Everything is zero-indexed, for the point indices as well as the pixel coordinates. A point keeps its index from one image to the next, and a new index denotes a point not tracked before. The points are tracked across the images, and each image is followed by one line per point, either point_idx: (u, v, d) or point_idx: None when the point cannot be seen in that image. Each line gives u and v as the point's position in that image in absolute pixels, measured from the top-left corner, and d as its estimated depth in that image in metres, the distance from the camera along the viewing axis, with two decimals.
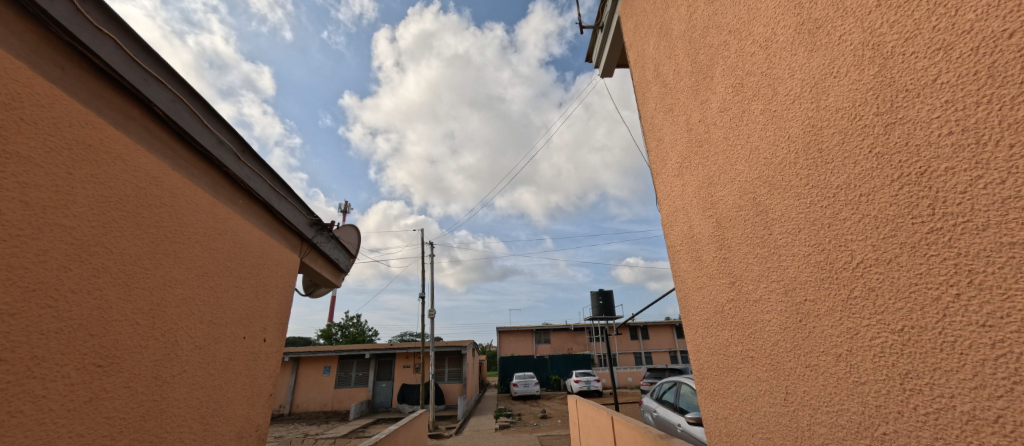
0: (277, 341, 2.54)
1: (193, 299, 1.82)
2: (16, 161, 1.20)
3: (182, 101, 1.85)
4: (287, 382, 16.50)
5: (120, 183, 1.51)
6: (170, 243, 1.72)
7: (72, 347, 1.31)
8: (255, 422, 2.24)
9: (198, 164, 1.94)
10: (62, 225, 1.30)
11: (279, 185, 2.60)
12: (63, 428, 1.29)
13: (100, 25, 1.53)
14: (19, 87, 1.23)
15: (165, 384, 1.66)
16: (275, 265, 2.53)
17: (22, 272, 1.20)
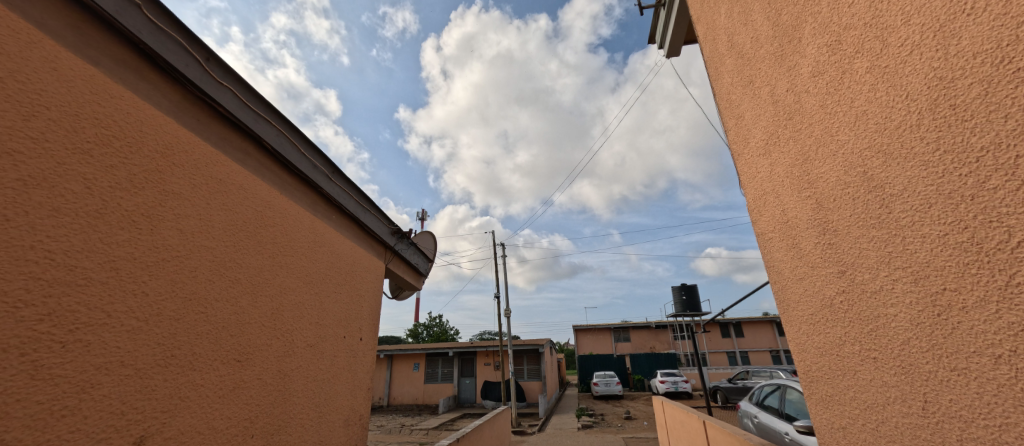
0: (372, 341, 2.75)
1: (303, 304, 2.04)
2: (173, 197, 1.43)
3: (284, 134, 2.06)
4: (382, 377, 17.96)
5: (242, 208, 1.74)
6: (283, 256, 1.94)
7: (218, 344, 1.54)
8: (358, 412, 2.45)
9: (298, 188, 2.16)
10: (206, 246, 1.53)
11: (364, 199, 2.80)
12: (218, 415, 1.51)
13: (221, 80, 1.74)
14: (170, 139, 1.46)
15: (287, 377, 1.88)
16: (365, 272, 2.74)
17: (184, 286, 1.43)
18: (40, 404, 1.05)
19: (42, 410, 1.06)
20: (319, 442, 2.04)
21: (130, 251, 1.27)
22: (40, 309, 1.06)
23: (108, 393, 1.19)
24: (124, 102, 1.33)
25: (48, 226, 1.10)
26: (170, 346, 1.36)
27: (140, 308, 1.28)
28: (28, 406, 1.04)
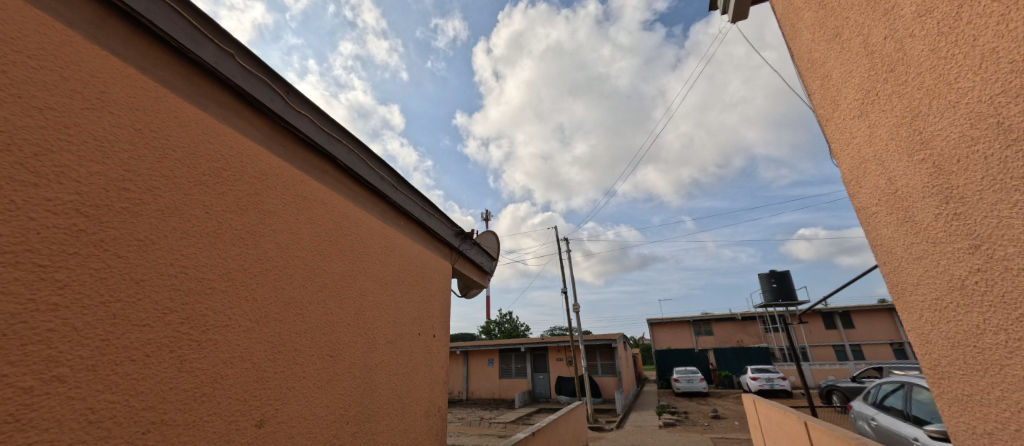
0: (445, 338, 2.89)
1: (381, 305, 2.20)
2: (269, 216, 1.62)
3: (355, 152, 2.22)
4: (458, 372, 18.74)
5: (324, 219, 1.92)
6: (362, 261, 2.12)
7: (314, 341, 1.72)
8: (436, 404, 2.60)
9: (370, 199, 2.32)
10: (298, 256, 1.71)
11: (428, 203, 2.94)
12: (318, 403, 1.69)
13: (301, 109, 1.91)
14: (263, 166, 1.66)
15: (372, 370, 2.05)
16: (434, 273, 2.88)
17: (283, 291, 1.61)
18: (185, 391, 1.24)
19: (187, 396, 1.24)
20: (404, 431, 2.20)
21: (241, 263, 1.46)
22: (181, 314, 1.26)
23: (233, 381, 1.37)
24: (224, 138, 1.52)
25: (181, 245, 1.29)
26: (276, 343, 1.55)
27: (252, 311, 1.47)
28: (176, 391, 1.22)
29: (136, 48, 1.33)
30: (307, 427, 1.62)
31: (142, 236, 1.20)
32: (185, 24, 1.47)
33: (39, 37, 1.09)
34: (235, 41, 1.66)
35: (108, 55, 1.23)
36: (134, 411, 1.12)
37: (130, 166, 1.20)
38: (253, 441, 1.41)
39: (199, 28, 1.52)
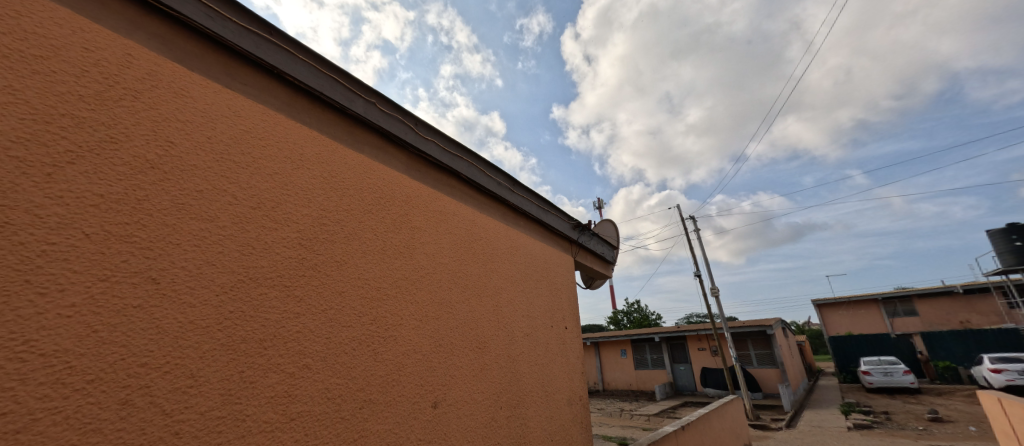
0: (576, 329, 2.97)
1: (515, 299, 2.40)
2: (419, 232, 1.92)
3: (475, 165, 2.44)
4: (592, 364, 18.72)
5: (459, 228, 2.18)
6: (494, 262, 2.34)
7: (465, 334, 1.97)
8: (577, 393, 2.70)
9: (492, 204, 2.54)
10: (443, 262, 1.99)
11: (543, 201, 3.05)
12: (477, 389, 1.93)
13: (428, 135, 2.19)
14: (409, 190, 1.97)
15: (517, 362, 2.24)
16: (558, 268, 2.98)
17: (437, 294, 1.89)
18: (380, 376, 1.54)
19: (382, 379, 1.55)
20: (551, 418, 2.35)
21: (404, 273, 1.76)
22: (370, 316, 1.57)
23: (411, 368, 1.66)
24: (378, 172, 1.85)
25: (363, 263, 1.61)
26: (437, 337, 1.82)
27: (417, 311, 1.76)
28: (375, 376, 1.53)
29: (313, 115, 1.69)
30: (470, 409, 1.87)
31: (338, 258, 1.53)
32: (339, 87, 1.81)
33: (260, 121, 1.48)
34: (376, 90, 1.97)
35: (299, 125, 1.60)
36: (352, 391, 1.44)
37: (324, 206, 1.56)
38: (432, 419, 1.68)
39: (350, 88, 1.85)
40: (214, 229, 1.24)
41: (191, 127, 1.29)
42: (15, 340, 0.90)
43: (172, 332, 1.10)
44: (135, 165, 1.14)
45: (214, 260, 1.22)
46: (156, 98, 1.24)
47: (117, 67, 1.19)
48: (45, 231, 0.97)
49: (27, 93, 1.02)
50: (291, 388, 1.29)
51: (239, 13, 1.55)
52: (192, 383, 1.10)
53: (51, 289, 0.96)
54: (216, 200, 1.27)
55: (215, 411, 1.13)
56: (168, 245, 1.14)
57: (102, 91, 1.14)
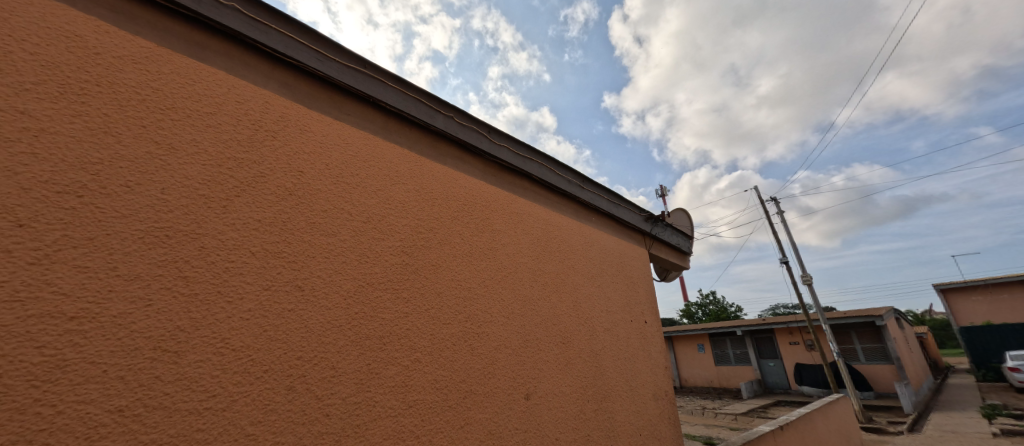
0: (657, 323, 2.90)
1: (593, 296, 2.47)
2: (499, 237, 2.13)
3: (544, 164, 2.56)
4: (672, 360, 17.98)
5: (534, 229, 2.33)
6: (569, 258, 2.44)
7: (550, 331, 2.15)
8: (663, 388, 2.64)
9: (562, 202, 2.64)
10: (522, 261, 2.17)
11: (614, 194, 3.01)
12: (565, 383, 2.09)
13: (499, 141, 2.37)
14: (488, 197, 2.19)
15: (598, 355, 2.33)
16: (633, 261, 2.94)
17: (521, 291, 2.10)
18: (477, 369, 1.79)
19: (479, 372, 1.79)
20: (637, 413, 2.35)
21: (489, 274, 2.00)
22: (462, 316, 1.83)
23: (503, 362, 1.89)
24: (459, 180, 2.10)
25: (456, 270, 1.88)
26: (525, 333, 2.03)
27: (503, 309, 1.99)
28: (474, 369, 1.78)
29: (405, 134, 2.00)
30: (559, 402, 2.02)
31: (434, 262, 1.82)
32: (423, 105, 2.08)
33: (364, 144, 1.81)
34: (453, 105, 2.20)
35: (396, 145, 1.93)
36: (455, 382, 1.70)
37: (418, 216, 1.85)
38: (526, 409, 1.88)
39: (431, 105, 2.10)
40: (338, 242, 1.54)
41: (319, 159, 1.62)
42: (214, 343, 1.18)
43: (318, 330, 1.39)
44: (279, 194, 1.46)
45: (342, 268, 1.52)
46: (292, 137, 1.58)
47: (261, 112, 1.54)
48: (227, 252, 1.28)
49: (205, 144, 1.35)
50: (406, 378, 1.56)
51: (342, 53, 1.85)
52: (334, 373, 1.38)
53: (234, 298, 1.25)
54: (339, 218, 1.59)
55: (352, 397, 1.40)
56: (308, 258, 1.44)
57: (253, 135, 1.47)
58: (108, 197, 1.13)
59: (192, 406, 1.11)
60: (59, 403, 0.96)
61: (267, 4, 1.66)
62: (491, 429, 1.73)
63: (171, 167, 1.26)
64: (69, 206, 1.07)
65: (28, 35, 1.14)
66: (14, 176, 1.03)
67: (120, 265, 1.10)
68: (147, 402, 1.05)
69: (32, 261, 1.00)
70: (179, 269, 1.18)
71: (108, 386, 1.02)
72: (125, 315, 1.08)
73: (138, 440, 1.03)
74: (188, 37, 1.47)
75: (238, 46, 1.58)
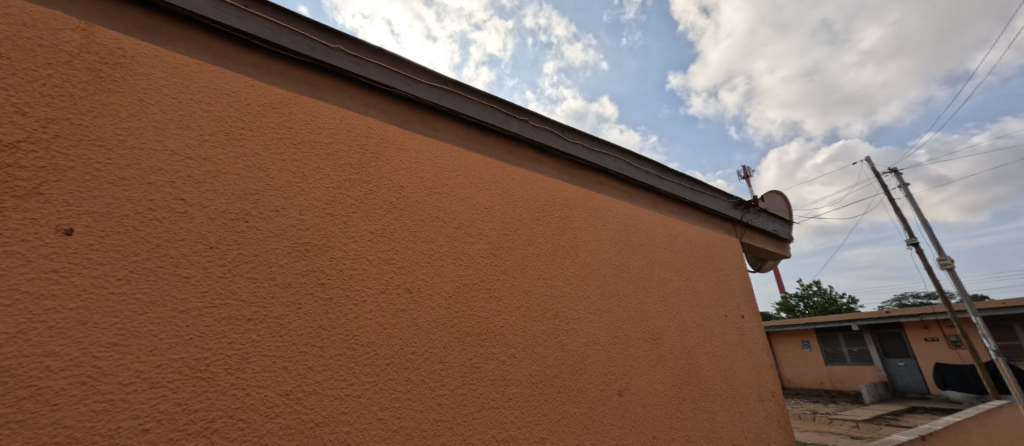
0: (756, 317, 2.69)
1: (683, 291, 2.37)
2: (580, 233, 2.13)
3: (620, 158, 2.52)
4: (774, 357, 16.37)
5: (615, 223, 2.30)
6: (653, 252, 2.36)
7: (638, 327, 2.10)
8: (769, 388, 2.44)
9: (642, 195, 2.58)
10: (605, 257, 2.15)
11: (698, 182, 2.86)
12: (658, 380, 2.03)
13: (574, 139, 2.39)
14: (567, 195, 2.21)
15: (692, 352, 2.23)
16: (725, 252, 2.75)
17: (606, 287, 2.09)
18: (569, 365, 1.82)
19: (572, 368, 1.82)
20: (740, 414, 2.21)
21: (574, 270, 2.02)
22: (552, 312, 1.87)
23: (594, 358, 1.90)
24: (537, 180, 2.15)
25: (543, 266, 1.93)
26: (613, 329, 2.02)
27: (590, 305, 2.00)
28: (566, 364, 1.81)
29: (484, 142, 2.11)
30: (654, 399, 1.97)
31: (521, 262, 1.88)
32: (499, 112, 2.16)
33: (449, 154, 1.94)
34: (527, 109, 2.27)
35: (479, 154, 2.04)
36: (549, 377, 1.75)
37: (503, 219, 1.93)
38: (619, 406, 1.87)
39: (506, 111, 2.18)
40: (435, 248, 1.70)
41: (414, 173, 1.79)
42: (348, 339, 1.42)
43: (425, 327, 1.57)
44: (384, 207, 1.66)
45: (440, 270, 1.68)
46: (391, 156, 1.77)
47: (366, 135, 1.75)
48: (349, 260, 1.51)
49: (325, 170, 1.60)
50: (504, 373, 1.66)
51: (424, 74, 2.01)
52: (443, 367, 1.55)
53: (359, 300, 1.48)
54: (434, 226, 1.74)
55: (459, 388, 1.55)
56: (412, 263, 1.63)
57: (359, 158, 1.69)
58: (263, 220, 1.42)
59: (336, 393, 1.34)
60: (247, 387, 1.23)
61: (364, 42, 1.87)
62: (587, 424, 1.75)
63: (302, 190, 1.52)
64: (240, 229, 1.38)
65: (203, 98, 1.47)
66: (202, 208, 1.34)
67: (277, 275, 1.38)
68: (305, 388, 1.30)
69: (220, 274, 1.30)
70: (317, 277, 1.44)
71: (277, 374, 1.28)
72: (283, 317, 1.35)
73: (302, 418, 1.28)
74: (306, 79, 1.74)
75: (342, 81, 1.82)
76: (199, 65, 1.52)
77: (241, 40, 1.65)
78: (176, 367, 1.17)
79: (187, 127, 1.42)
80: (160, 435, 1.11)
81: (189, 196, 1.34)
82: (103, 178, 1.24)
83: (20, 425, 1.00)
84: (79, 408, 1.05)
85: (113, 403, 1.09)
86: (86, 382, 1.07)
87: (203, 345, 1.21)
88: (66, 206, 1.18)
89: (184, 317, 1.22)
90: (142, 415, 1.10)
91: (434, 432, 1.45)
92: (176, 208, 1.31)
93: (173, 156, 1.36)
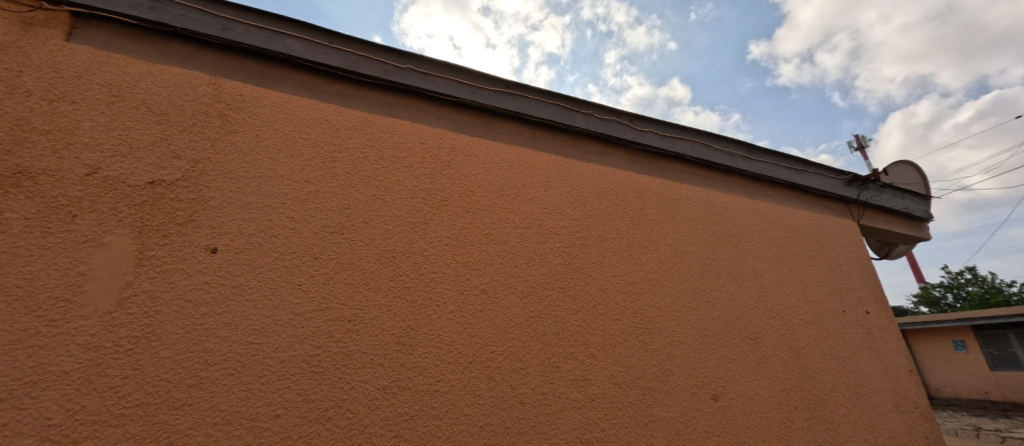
0: (887, 313, 2.29)
1: (786, 284, 2.11)
2: (658, 227, 2.02)
3: (699, 142, 2.34)
4: (922, 361, 13.77)
5: (698, 213, 2.13)
6: (746, 243, 2.15)
7: (732, 325, 1.92)
8: (909, 397, 2.06)
9: (728, 180, 2.37)
10: (688, 250, 2.01)
11: (797, 160, 2.54)
12: (761, 384, 1.83)
13: (645, 127, 2.27)
14: (641, 188, 2.11)
15: (802, 354, 1.97)
16: (837, 238, 2.39)
17: (690, 283, 1.95)
18: (654, 366, 1.73)
19: (657, 369, 1.73)
20: (871, 426, 1.89)
21: (653, 266, 1.92)
22: (632, 310, 1.80)
23: (682, 359, 1.78)
24: (607, 174, 2.08)
25: (618, 262, 1.87)
26: (701, 328, 1.87)
27: (674, 302, 1.88)
28: (650, 365, 1.72)
29: (551, 140, 2.12)
30: (757, 405, 1.78)
31: (596, 259, 1.84)
32: (564, 109, 2.14)
33: (517, 155, 1.97)
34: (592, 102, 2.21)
35: (546, 154, 2.05)
36: (633, 378, 1.68)
37: (574, 216, 1.91)
38: (715, 411, 1.72)
39: (571, 107, 2.16)
40: (507, 249, 1.74)
41: (485, 178, 1.85)
42: (433, 338, 1.51)
43: (503, 327, 1.61)
44: (458, 213, 1.74)
45: (513, 271, 1.71)
46: (462, 164, 1.85)
47: (438, 145, 1.86)
48: (430, 264, 1.62)
49: (405, 182, 1.73)
50: (585, 373, 1.63)
51: (489, 80, 2.07)
52: (523, 365, 1.58)
53: (440, 302, 1.57)
54: (506, 228, 1.78)
55: (540, 387, 1.56)
56: (487, 265, 1.69)
57: (433, 169, 1.80)
58: (355, 231, 1.59)
59: (427, 389, 1.44)
60: (351, 381, 1.38)
61: (431, 59, 1.99)
62: (679, 430, 1.64)
63: (386, 203, 1.67)
64: (337, 240, 1.55)
65: (302, 129, 1.69)
66: (307, 224, 1.54)
67: (369, 280, 1.53)
68: (399, 383, 1.42)
69: (324, 281, 1.48)
70: (403, 281, 1.57)
71: (376, 370, 1.41)
72: (376, 318, 1.48)
73: (398, 411, 1.39)
74: (384, 101, 1.92)
75: (415, 99, 1.97)
76: (298, 100, 1.75)
77: (329, 74, 1.87)
78: (296, 362, 1.35)
79: (291, 155, 1.63)
80: (288, 420, 1.28)
81: (297, 214, 1.55)
82: (234, 204, 1.49)
83: (189, 407, 1.22)
84: (229, 395, 1.26)
85: (252, 392, 1.29)
86: (233, 373, 1.29)
87: (315, 344, 1.39)
88: (211, 229, 1.44)
89: (299, 319, 1.41)
90: (274, 403, 1.29)
91: (518, 430, 1.48)
92: (287, 225, 1.52)
93: (283, 180, 1.58)
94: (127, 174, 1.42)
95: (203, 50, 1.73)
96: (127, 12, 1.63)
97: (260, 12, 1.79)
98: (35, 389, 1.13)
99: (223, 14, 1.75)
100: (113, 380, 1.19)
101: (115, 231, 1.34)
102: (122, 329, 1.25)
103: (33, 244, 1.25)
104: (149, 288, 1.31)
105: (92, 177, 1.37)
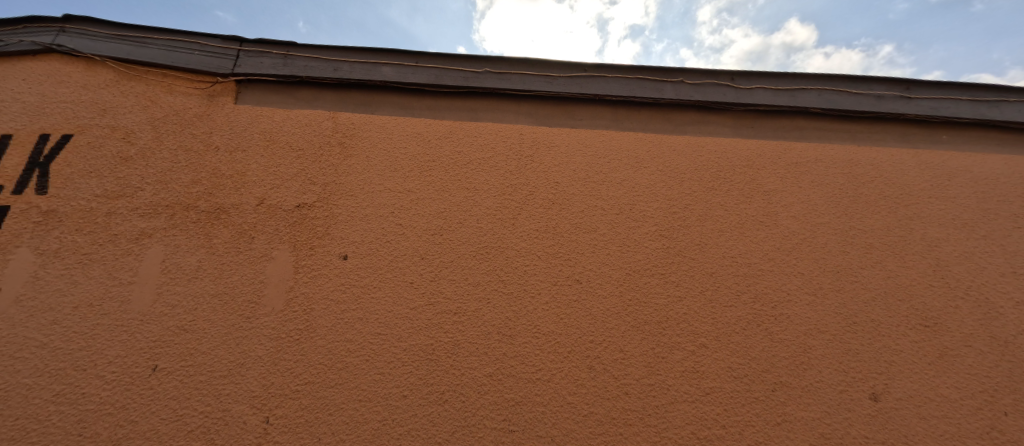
0: None
1: (974, 253, 1.65)
2: (779, 197, 1.76)
3: (828, 90, 1.98)
4: None
5: (832, 177, 1.81)
6: (908, 206, 1.75)
7: (892, 309, 1.56)
8: None
9: (875, 130, 1.96)
10: (821, 222, 1.71)
11: (979, 90, 1.99)
12: (945, 383, 1.44)
13: (755, 84, 1.98)
14: (753, 156, 1.87)
15: (1012, 344, 1.50)
16: None
17: (827, 260, 1.64)
18: (785, 358, 1.49)
19: (791, 362, 1.48)
20: None
21: (773, 244, 1.68)
22: (750, 294, 1.59)
23: (822, 351, 1.49)
24: (707, 145, 1.90)
25: (726, 242, 1.68)
26: (848, 313, 1.55)
27: (806, 284, 1.60)
28: (780, 358, 1.49)
29: (641, 118, 2.00)
30: (942, 409, 1.40)
31: (700, 241, 1.68)
32: (651, 82, 2.01)
33: (602, 139, 1.92)
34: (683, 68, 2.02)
35: (636, 134, 1.94)
36: (759, 372, 1.47)
37: (671, 195, 1.77)
38: (877, 414, 1.39)
39: (658, 78, 2.01)
40: (598, 237, 1.70)
41: (572, 168, 1.84)
42: (531, 329, 1.56)
43: (601, 317, 1.57)
44: (546, 205, 1.77)
45: (606, 259, 1.67)
46: (549, 156, 1.87)
47: (521, 141, 1.91)
48: (521, 258, 1.67)
49: (493, 181, 1.82)
50: (696, 364, 1.49)
51: (568, 67, 2.04)
52: (625, 355, 1.51)
53: (535, 293, 1.61)
54: (598, 216, 1.74)
55: (646, 379, 1.47)
56: (578, 255, 1.67)
57: (519, 165, 1.85)
58: (452, 231, 1.73)
59: (530, 376, 1.48)
60: (461, 368, 1.50)
61: (509, 58, 2.05)
62: (825, 433, 1.37)
63: (477, 203, 1.78)
64: (438, 241, 1.71)
65: (404, 145, 1.90)
66: (412, 229, 1.73)
67: (469, 274, 1.65)
68: (504, 371, 1.49)
69: (430, 278, 1.65)
70: (498, 275, 1.65)
71: (482, 358, 1.51)
72: (479, 310, 1.59)
73: (505, 397, 1.45)
74: (469, 107, 2.04)
75: (497, 99, 2.04)
76: (398, 120, 1.98)
77: (421, 91, 2.06)
78: (415, 350, 1.53)
79: (396, 169, 1.85)
80: (413, 400, 1.45)
81: (405, 221, 1.75)
82: (356, 217, 1.76)
83: (340, 385, 1.46)
84: (367, 377, 1.48)
85: (385, 375, 1.49)
86: (368, 359, 1.51)
87: (429, 334, 1.55)
88: (342, 239, 1.72)
89: (413, 312, 1.59)
90: (401, 385, 1.47)
91: (625, 422, 1.40)
92: (397, 231, 1.73)
93: (391, 193, 1.81)
94: (282, 200, 1.78)
95: (325, 90, 2.07)
96: (270, 71, 2.04)
97: (362, 49, 2.08)
98: (243, 369, 1.48)
99: (336, 57, 2.08)
100: (290, 363, 1.50)
101: (278, 247, 1.70)
102: (291, 323, 1.57)
103: (229, 261, 1.66)
104: (304, 290, 1.62)
105: (261, 206, 1.76)
